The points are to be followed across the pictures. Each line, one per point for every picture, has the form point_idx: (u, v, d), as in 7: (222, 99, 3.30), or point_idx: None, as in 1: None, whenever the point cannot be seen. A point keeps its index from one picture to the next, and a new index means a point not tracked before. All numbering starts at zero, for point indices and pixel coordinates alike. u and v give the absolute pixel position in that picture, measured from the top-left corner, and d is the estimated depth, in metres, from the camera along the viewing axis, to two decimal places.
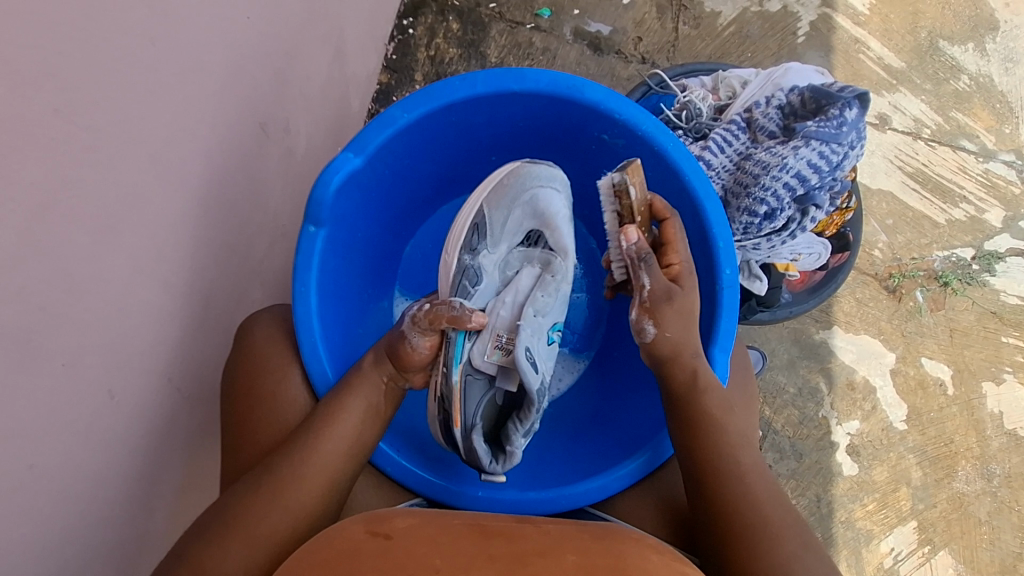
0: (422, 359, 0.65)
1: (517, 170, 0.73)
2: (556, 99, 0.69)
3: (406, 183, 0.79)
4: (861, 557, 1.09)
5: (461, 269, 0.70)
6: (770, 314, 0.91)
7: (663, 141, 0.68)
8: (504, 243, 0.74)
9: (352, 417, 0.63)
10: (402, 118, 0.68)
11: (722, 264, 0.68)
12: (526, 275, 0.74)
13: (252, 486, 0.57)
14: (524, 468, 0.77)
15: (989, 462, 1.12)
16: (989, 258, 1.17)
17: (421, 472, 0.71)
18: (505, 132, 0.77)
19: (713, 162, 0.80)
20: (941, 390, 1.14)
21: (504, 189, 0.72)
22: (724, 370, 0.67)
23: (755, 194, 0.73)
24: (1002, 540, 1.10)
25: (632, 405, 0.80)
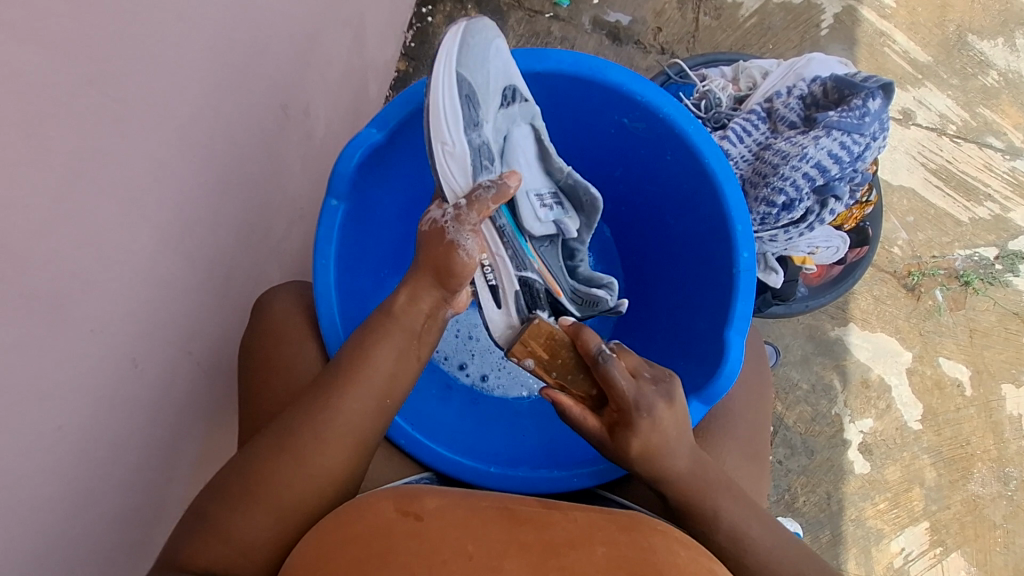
0: (474, 268, 0.58)
1: (472, 29, 0.58)
2: (579, 79, 0.69)
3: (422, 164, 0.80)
4: (871, 556, 1.08)
5: (475, 148, 0.57)
6: (786, 308, 0.90)
7: (685, 122, 0.68)
8: (490, 105, 0.61)
9: (372, 382, 0.59)
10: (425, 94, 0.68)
11: (741, 248, 0.67)
12: (519, 134, 0.67)
13: (273, 452, 0.57)
14: (537, 446, 0.77)
15: (1005, 465, 1.10)
16: (1013, 258, 1.15)
17: (433, 447, 0.71)
18: None
19: (731, 152, 0.79)
20: (959, 391, 1.12)
21: (468, 48, 0.58)
22: (739, 353, 0.66)
23: (773, 183, 0.72)
24: (1017, 544, 1.08)
25: None
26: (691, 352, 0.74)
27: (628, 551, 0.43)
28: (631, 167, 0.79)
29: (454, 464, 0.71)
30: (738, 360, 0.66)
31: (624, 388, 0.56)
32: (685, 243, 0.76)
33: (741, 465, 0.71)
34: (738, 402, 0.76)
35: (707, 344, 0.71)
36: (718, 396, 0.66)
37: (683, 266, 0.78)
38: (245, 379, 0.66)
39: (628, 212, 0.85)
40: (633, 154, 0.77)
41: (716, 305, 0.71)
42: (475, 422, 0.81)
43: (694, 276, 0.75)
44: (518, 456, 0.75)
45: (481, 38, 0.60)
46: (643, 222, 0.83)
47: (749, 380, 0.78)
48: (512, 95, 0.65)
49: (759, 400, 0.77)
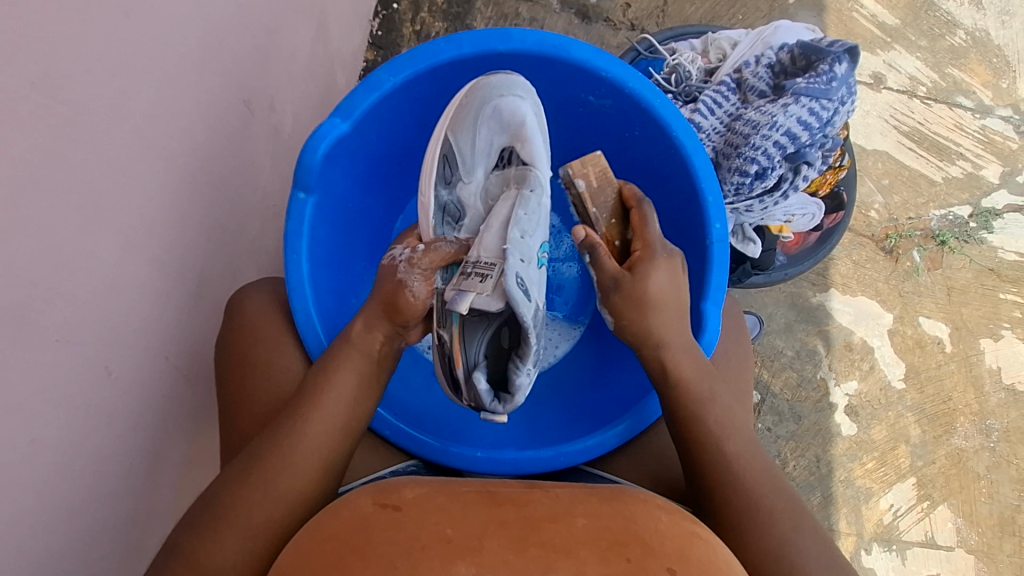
0: (420, 311, 0.61)
1: (475, 85, 0.67)
2: (544, 60, 0.69)
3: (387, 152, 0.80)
4: (861, 514, 1.08)
5: (439, 206, 0.66)
6: (766, 277, 0.90)
7: (653, 98, 0.68)
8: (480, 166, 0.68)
9: (343, 390, 0.62)
10: (388, 82, 0.68)
11: (713, 219, 0.67)
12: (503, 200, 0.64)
13: (240, 475, 0.58)
14: (523, 430, 0.78)
15: (987, 418, 1.14)
16: (987, 215, 1.19)
17: (419, 435, 0.72)
18: None
19: (703, 125, 0.79)
20: (939, 348, 1.16)
21: (461, 112, 0.67)
22: (716, 322, 0.67)
23: (745, 154, 0.72)
24: (1001, 493, 1.11)
25: (624, 369, 0.80)
26: None
27: (614, 524, 0.46)
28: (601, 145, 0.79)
29: (444, 451, 0.72)
30: (716, 329, 0.67)
31: (652, 228, 0.66)
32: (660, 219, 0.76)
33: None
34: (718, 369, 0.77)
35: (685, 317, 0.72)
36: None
37: None
38: (220, 388, 0.65)
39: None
40: (600, 131, 0.77)
41: (691, 275, 0.72)
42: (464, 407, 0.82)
43: None
44: (504, 440, 0.76)
45: (472, 101, 0.67)
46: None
47: (727, 348, 0.79)
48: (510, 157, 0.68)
49: (740, 368, 0.78)
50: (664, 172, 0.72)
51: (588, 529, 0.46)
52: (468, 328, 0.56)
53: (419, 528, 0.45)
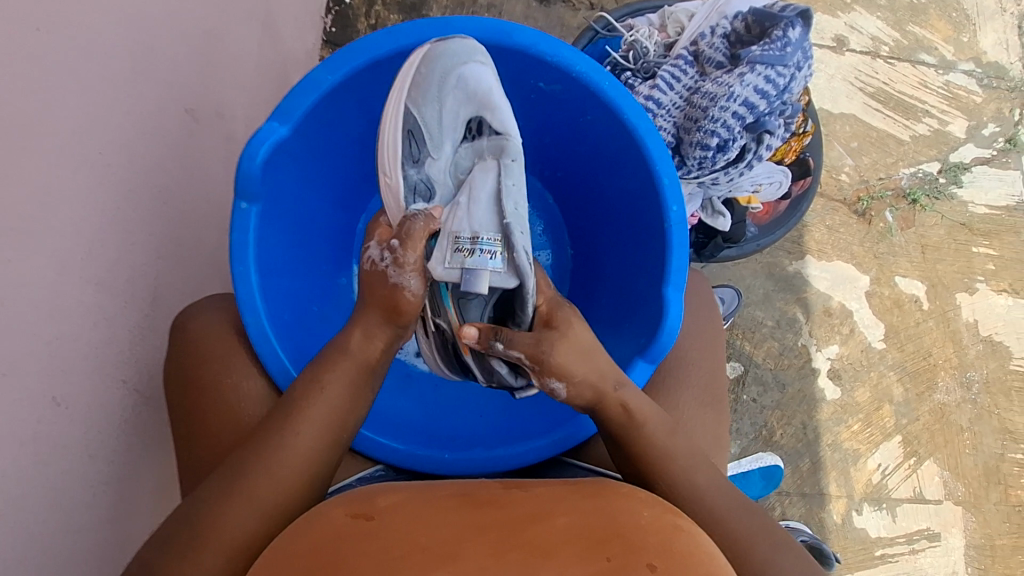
0: (417, 306, 0.63)
1: (430, 53, 0.65)
2: (490, 47, 0.68)
3: (337, 154, 0.78)
4: (851, 476, 1.09)
5: (410, 185, 0.68)
6: (738, 250, 0.90)
7: (602, 80, 0.66)
8: (448, 139, 0.68)
9: (332, 395, 0.62)
10: (327, 80, 0.66)
11: (670, 202, 0.66)
12: (478, 172, 0.66)
13: (222, 490, 0.57)
14: (494, 425, 0.78)
15: (967, 370, 1.15)
16: (955, 170, 1.21)
17: (386, 442, 0.71)
18: None
19: (662, 101, 0.77)
20: (916, 306, 1.17)
21: (422, 83, 0.66)
22: (678, 307, 0.66)
23: (704, 127, 0.71)
24: (984, 444, 1.13)
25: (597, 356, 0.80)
26: (631, 310, 0.74)
27: (592, 521, 0.47)
28: (558, 131, 0.78)
29: (412, 456, 0.71)
30: (678, 314, 0.66)
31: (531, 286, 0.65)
32: (620, 202, 0.75)
33: (697, 409, 0.72)
34: (689, 347, 0.77)
35: (646, 301, 0.71)
36: (660, 352, 0.67)
37: (615, 225, 0.78)
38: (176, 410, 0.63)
39: (564, 176, 0.84)
40: (554, 117, 0.76)
41: (652, 260, 0.71)
42: (437, 407, 0.82)
43: (626, 233, 0.76)
44: (474, 439, 0.76)
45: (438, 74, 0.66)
46: (575, 184, 0.83)
47: (696, 327, 0.78)
48: (480, 126, 0.67)
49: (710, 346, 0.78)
50: (616, 154, 0.71)
51: (570, 531, 0.46)
52: (467, 310, 0.66)
53: (393, 537, 0.45)
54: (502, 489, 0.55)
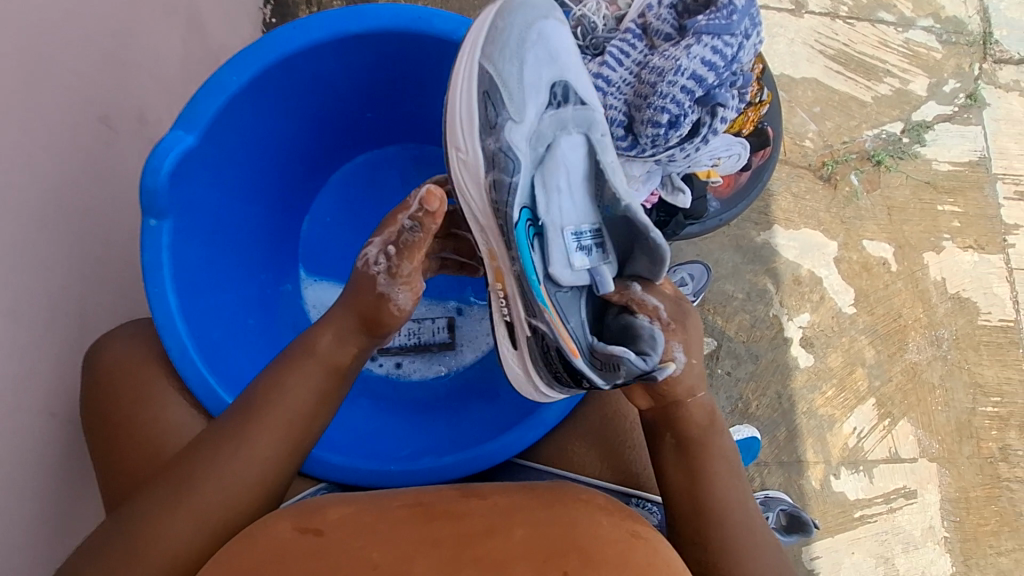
0: (401, 318, 0.65)
1: (506, 8, 0.64)
2: (405, 35, 0.70)
3: (262, 156, 0.78)
4: (827, 442, 1.10)
5: (490, 157, 0.62)
6: (700, 226, 0.88)
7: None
8: (530, 107, 0.62)
9: (297, 394, 0.61)
10: (233, 82, 0.66)
11: None
12: (569, 147, 0.63)
13: (167, 501, 0.56)
14: (444, 433, 0.78)
15: (937, 329, 1.16)
16: (918, 129, 1.20)
17: (329, 459, 0.71)
18: (359, 82, 0.77)
19: (612, 79, 0.74)
20: (885, 268, 1.17)
21: (501, 45, 0.63)
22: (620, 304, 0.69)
23: (654, 104, 0.68)
24: (956, 400, 1.14)
25: None
26: None
27: (542, 535, 0.52)
28: None
29: (355, 472, 0.70)
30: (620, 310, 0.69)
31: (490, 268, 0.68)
32: None
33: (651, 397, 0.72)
34: None
35: None
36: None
37: None
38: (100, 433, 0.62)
39: None
40: None
41: None
42: (388, 420, 0.82)
43: None
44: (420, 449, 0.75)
45: (518, 45, 0.63)
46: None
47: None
48: (562, 94, 0.64)
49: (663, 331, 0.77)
50: None
51: (524, 544, 0.50)
52: (563, 306, 0.63)
53: (343, 557, 0.49)
54: (459, 496, 0.60)
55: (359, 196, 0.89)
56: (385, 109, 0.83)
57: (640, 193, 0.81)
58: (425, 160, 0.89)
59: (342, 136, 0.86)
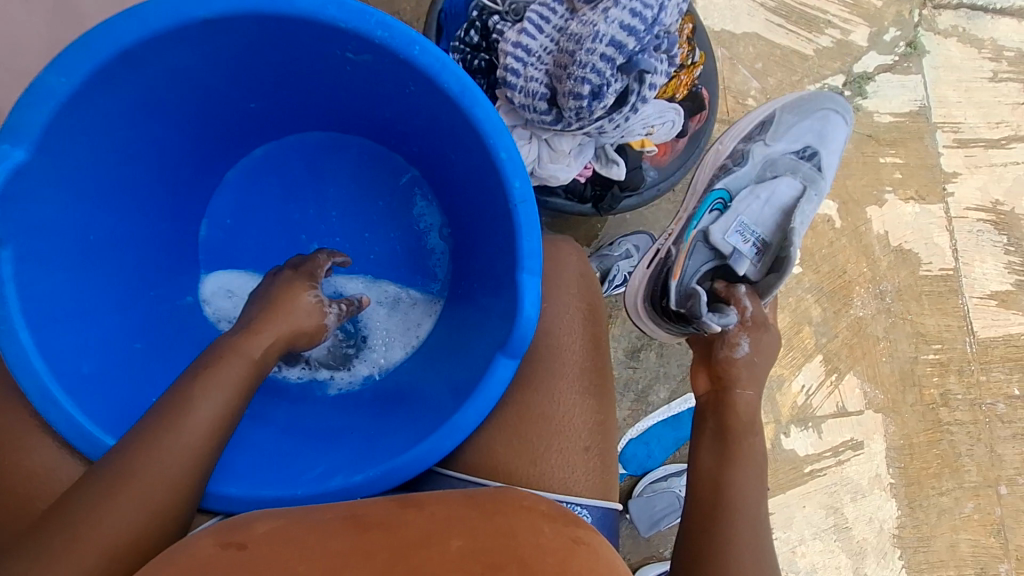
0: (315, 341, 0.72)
1: (819, 94, 0.89)
2: (266, 18, 0.59)
3: (135, 162, 0.71)
4: (777, 402, 1.11)
5: (737, 153, 0.87)
6: (638, 199, 0.84)
7: (407, 45, 0.59)
8: (784, 143, 0.85)
9: (227, 381, 0.59)
10: (61, 83, 0.56)
11: (513, 178, 0.61)
12: (786, 185, 0.81)
13: (111, 481, 0.52)
14: (364, 441, 0.68)
15: (880, 283, 1.18)
16: (860, 81, 1.19)
17: (229, 492, 0.61)
18: (229, 66, 0.68)
19: (532, 47, 0.68)
20: (829, 226, 1.17)
21: (801, 104, 0.88)
22: (536, 296, 0.63)
23: (574, 74, 0.64)
24: (899, 350, 1.17)
25: (473, 331, 0.73)
26: (490, 287, 0.72)
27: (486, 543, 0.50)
28: (392, 104, 0.72)
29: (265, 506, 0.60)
30: (534, 303, 0.62)
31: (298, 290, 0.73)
32: (467, 175, 0.72)
33: (574, 398, 0.67)
34: (567, 319, 0.71)
35: (506, 271, 0.67)
36: (523, 346, 0.62)
37: (471, 191, 0.73)
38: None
39: (418, 150, 0.79)
40: (378, 86, 0.69)
41: (506, 241, 0.66)
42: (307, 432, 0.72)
43: (478, 203, 0.72)
44: (335, 464, 0.65)
45: (813, 107, 0.87)
46: (415, 151, 0.79)
47: (568, 308, 0.71)
48: (810, 153, 0.84)
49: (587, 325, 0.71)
50: (448, 122, 0.66)
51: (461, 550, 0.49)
52: (697, 251, 0.80)
53: (263, 565, 0.45)
54: (393, 506, 0.57)
55: (261, 187, 0.86)
56: (270, 96, 0.76)
57: (572, 168, 0.76)
58: (329, 147, 0.85)
59: (230, 127, 0.79)
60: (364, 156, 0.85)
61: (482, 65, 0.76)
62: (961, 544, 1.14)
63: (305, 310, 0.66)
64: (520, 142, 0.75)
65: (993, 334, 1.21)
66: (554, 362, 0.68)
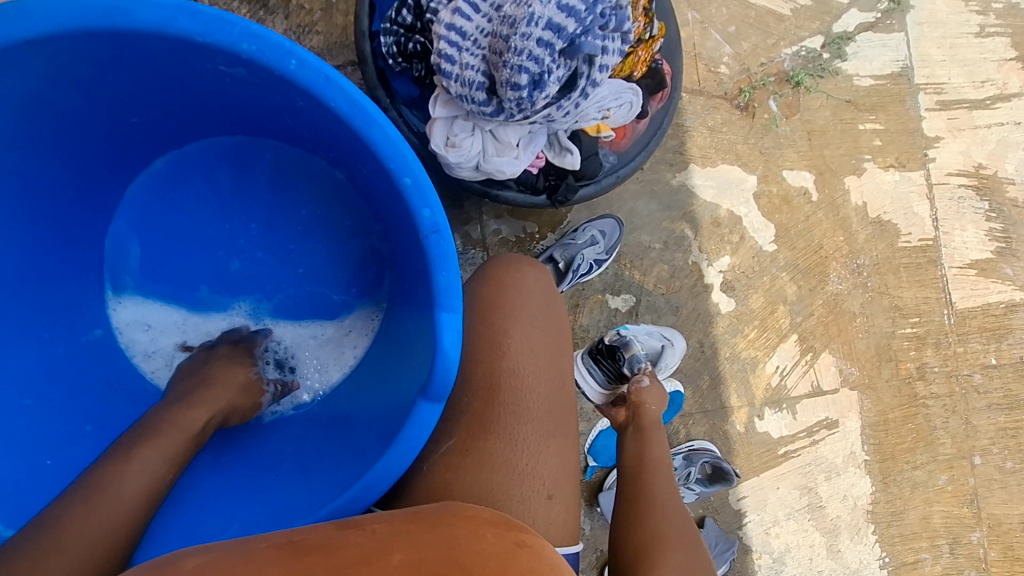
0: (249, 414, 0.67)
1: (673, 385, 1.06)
2: (107, 34, 0.49)
3: (3, 190, 0.59)
4: (750, 385, 1.09)
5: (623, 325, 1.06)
6: (596, 187, 0.79)
7: (280, 58, 0.49)
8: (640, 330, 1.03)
9: (155, 451, 0.53)
10: None
11: (419, 205, 0.52)
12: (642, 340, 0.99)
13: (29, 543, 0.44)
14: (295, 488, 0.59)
15: (857, 257, 1.14)
16: (839, 42, 1.12)
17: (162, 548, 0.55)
18: (95, 85, 0.56)
19: (466, 29, 0.61)
20: (806, 199, 1.12)
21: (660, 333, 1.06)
22: (457, 335, 0.52)
23: (509, 62, 0.59)
24: (876, 325, 1.14)
25: (401, 365, 0.62)
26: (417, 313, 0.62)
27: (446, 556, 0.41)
28: (292, 118, 0.60)
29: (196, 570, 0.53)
30: (453, 342, 0.52)
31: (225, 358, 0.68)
32: (384, 195, 0.60)
33: (539, 445, 0.61)
34: (526, 353, 0.64)
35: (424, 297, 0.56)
36: (444, 386, 0.52)
37: (392, 214, 0.61)
38: None
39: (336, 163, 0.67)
40: (265, 99, 0.58)
41: (422, 278, 0.56)
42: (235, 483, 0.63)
43: (400, 230, 0.61)
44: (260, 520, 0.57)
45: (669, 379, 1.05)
46: (337, 159, 0.65)
47: (532, 342, 0.64)
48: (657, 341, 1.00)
49: (552, 359, 0.65)
50: (349, 140, 0.56)
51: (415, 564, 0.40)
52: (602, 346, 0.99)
53: None
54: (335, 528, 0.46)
55: (170, 214, 0.73)
56: (156, 109, 0.62)
57: (521, 160, 0.70)
58: (243, 156, 0.71)
59: (118, 150, 0.67)
60: (281, 161, 0.70)
61: (418, 49, 0.69)
62: (934, 516, 1.14)
63: (238, 388, 0.63)
64: (462, 134, 0.68)
65: (971, 304, 1.18)
66: (520, 403, 0.62)
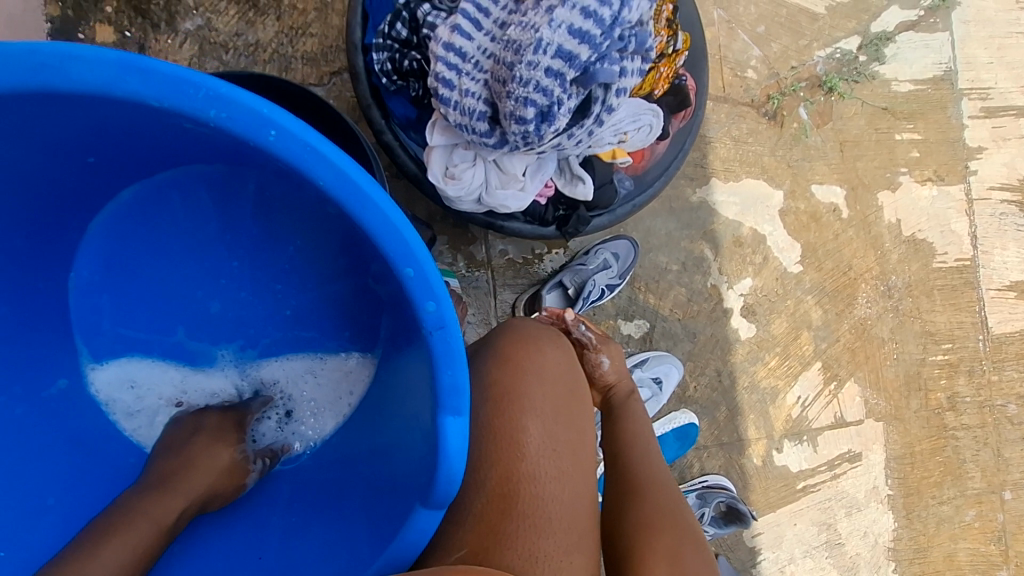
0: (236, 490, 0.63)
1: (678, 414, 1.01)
2: (50, 96, 0.41)
3: None
4: (770, 416, 1.03)
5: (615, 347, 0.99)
6: (609, 216, 0.73)
7: (257, 129, 0.43)
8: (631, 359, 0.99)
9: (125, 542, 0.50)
10: None
11: (421, 299, 0.46)
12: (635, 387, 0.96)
13: None
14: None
15: (889, 278, 1.06)
16: (877, 43, 1.03)
17: None
18: (48, 140, 0.48)
19: (465, 50, 0.54)
20: (836, 216, 1.04)
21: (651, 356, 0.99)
22: (463, 439, 0.48)
23: (513, 94, 0.52)
24: (906, 352, 1.07)
25: (397, 443, 0.56)
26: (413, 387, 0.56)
27: None
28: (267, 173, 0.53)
29: None
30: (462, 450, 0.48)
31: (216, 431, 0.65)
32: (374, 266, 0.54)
33: (562, 562, 0.53)
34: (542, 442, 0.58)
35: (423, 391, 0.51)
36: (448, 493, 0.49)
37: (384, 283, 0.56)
38: None
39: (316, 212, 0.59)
40: (239, 154, 0.50)
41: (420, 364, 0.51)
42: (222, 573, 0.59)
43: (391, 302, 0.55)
44: None
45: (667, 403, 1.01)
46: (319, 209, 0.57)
47: (548, 429, 0.59)
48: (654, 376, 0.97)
49: (568, 444, 0.59)
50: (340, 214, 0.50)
51: None
52: None
53: None
54: None
55: (143, 253, 0.66)
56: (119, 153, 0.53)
57: (528, 193, 0.64)
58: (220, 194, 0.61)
59: (81, 194, 0.58)
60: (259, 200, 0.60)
61: (415, 67, 0.62)
62: (959, 553, 1.08)
63: (221, 471, 0.60)
64: (463, 165, 0.61)
65: (1009, 328, 1.10)
66: (540, 513, 0.54)
